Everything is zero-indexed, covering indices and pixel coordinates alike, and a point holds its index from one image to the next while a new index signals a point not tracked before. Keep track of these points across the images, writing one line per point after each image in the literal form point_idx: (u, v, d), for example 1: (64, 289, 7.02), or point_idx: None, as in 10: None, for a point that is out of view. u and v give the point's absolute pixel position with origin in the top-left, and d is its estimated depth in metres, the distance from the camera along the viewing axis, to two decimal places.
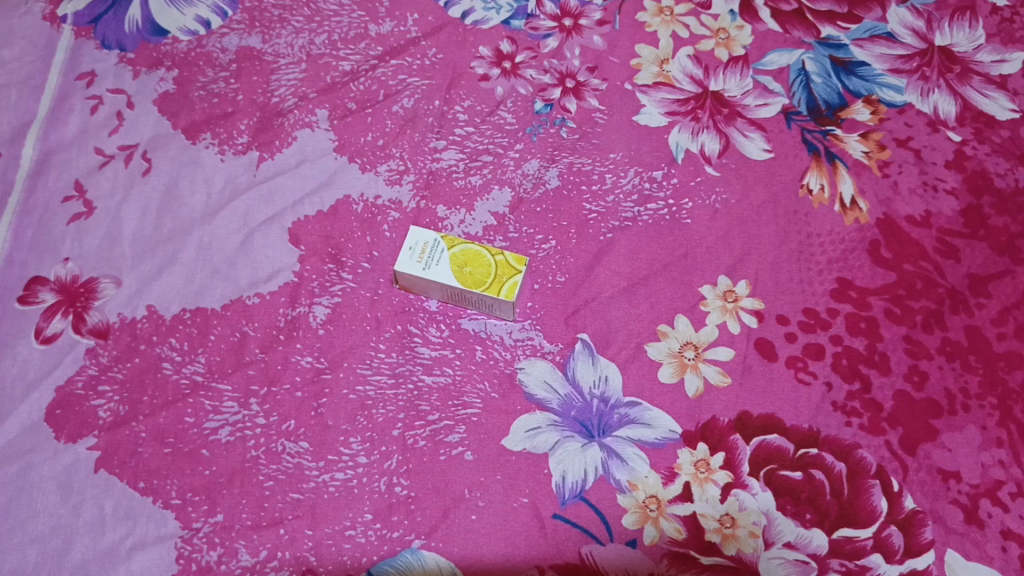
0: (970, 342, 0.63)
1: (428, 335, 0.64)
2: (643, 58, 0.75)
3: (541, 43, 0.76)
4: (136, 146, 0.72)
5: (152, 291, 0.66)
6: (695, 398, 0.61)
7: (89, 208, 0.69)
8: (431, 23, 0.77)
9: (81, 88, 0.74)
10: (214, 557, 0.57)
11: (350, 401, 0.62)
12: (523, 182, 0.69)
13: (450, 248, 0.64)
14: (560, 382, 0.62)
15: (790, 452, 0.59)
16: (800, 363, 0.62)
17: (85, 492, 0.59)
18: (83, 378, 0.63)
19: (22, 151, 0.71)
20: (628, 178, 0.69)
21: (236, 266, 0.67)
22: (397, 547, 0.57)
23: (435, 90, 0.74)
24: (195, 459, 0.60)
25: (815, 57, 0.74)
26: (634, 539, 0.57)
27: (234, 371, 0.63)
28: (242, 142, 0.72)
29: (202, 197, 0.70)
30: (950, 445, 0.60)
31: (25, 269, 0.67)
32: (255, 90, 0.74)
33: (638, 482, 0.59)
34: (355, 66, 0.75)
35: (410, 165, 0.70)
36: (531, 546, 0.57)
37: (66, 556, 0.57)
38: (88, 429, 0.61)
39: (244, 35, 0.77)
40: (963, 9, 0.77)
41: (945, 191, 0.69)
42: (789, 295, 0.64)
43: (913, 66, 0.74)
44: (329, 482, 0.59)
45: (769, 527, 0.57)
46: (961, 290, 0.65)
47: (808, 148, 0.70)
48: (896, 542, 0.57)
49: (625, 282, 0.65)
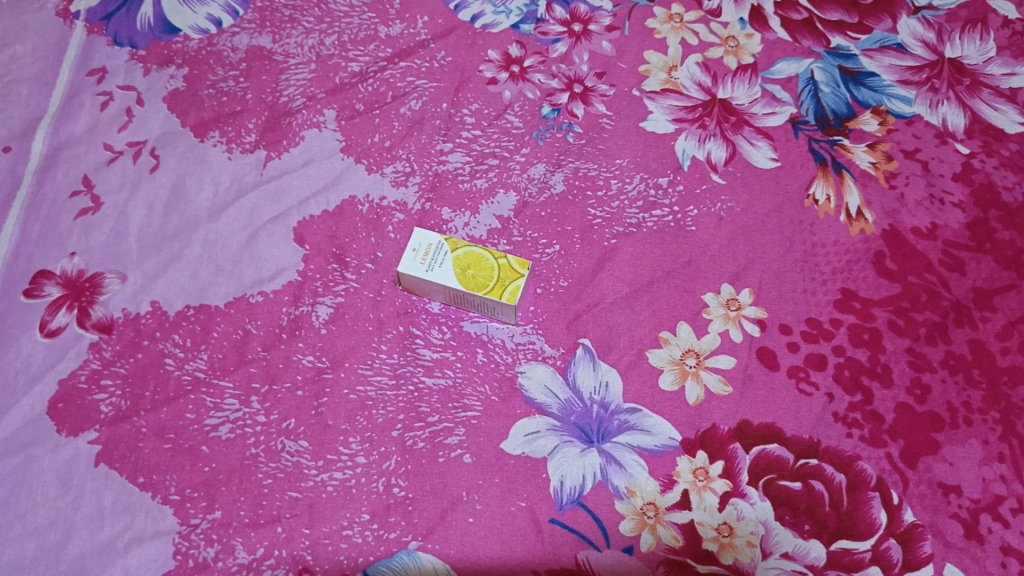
0: (973, 356, 0.62)
1: (429, 337, 0.64)
2: (651, 65, 0.75)
3: (550, 48, 0.76)
4: (145, 143, 0.72)
5: (156, 287, 0.66)
6: (695, 406, 0.61)
7: (96, 204, 0.70)
8: (441, 26, 0.78)
9: (91, 84, 0.75)
10: (212, 554, 0.58)
11: (350, 401, 0.62)
12: (528, 186, 0.69)
13: (453, 250, 0.64)
14: (560, 387, 0.62)
15: (790, 462, 0.59)
16: (802, 373, 0.62)
17: (84, 485, 0.60)
18: (86, 372, 0.63)
19: (32, 146, 0.72)
20: (634, 184, 0.69)
21: (240, 264, 0.67)
22: (393, 548, 0.57)
23: (442, 93, 0.74)
24: (194, 455, 0.60)
25: (825, 67, 0.74)
26: (631, 546, 0.57)
27: (236, 369, 0.63)
28: (250, 141, 0.72)
29: (208, 195, 0.70)
30: (951, 458, 0.59)
31: (32, 263, 0.67)
32: (265, 89, 0.74)
33: (636, 489, 0.59)
34: (364, 67, 0.76)
35: (416, 167, 0.71)
36: (527, 551, 0.57)
37: (64, 549, 0.58)
38: (89, 423, 0.62)
39: (255, 34, 0.77)
40: (974, 22, 0.77)
41: (952, 204, 0.68)
42: (793, 305, 0.64)
43: (923, 77, 0.74)
44: (327, 482, 0.59)
45: (767, 536, 0.57)
46: (966, 303, 0.64)
47: (815, 158, 0.70)
48: (895, 556, 0.57)
49: (628, 288, 0.65)
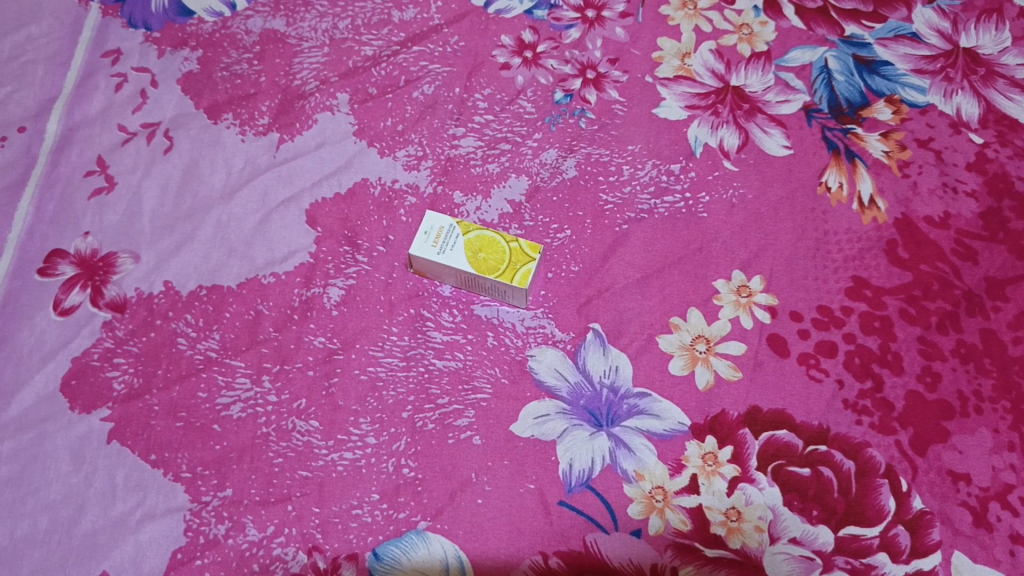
0: (984, 345, 0.62)
1: (440, 320, 0.64)
2: (665, 51, 0.75)
3: (563, 33, 0.76)
4: (159, 124, 0.73)
5: (169, 267, 0.67)
6: (705, 391, 0.61)
7: (110, 184, 0.70)
8: (454, 11, 0.78)
9: (106, 65, 0.75)
10: (222, 531, 0.58)
11: (361, 381, 0.62)
12: (540, 171, 0.69)
13: (464, 234, 0.64)
14: (570, 371, 0.62)
15: (799, 448, 0.59)
16: (812, 360, 0.62)
17: (97, 462, 0.60)
18: (99, 351, 0.64)
19: (47, 126, 0.72)
20: (646, 170, 0.69)
21: (253, 245, 0.67)
22: (403, 528, 0.58)
23: (455, 78, 0.74)
24: (206, 433, 0.61)
25: (838, 56, 0.74)
26: (639, 529, 0.57)
27: (248, 349, 0.63)
28: (263, 123, 0.73)
29: (222, 176, 0.71)
30: (961, 447, 0.59)
31: (46, 242, 0.68)
32: (278, 72, 0.75)
33: (645, 473, 0.59)
34: (377, 51, 0.76)
35: (429, 151, 0.71)
36: (536, 533, 0.58)
37: (77, 524, 0.58)
38: (102, 400, 0.62)
39: (269, 17, 0.77)
40: (989, 11, 0.76)
41: (965, 193, 0.68)
42: (804, 292, 0.64)
43: (937, 67, 0.73)
44: (337, 462, 0.60)
45: (775, 521, 0.57)
46: (978, 292, 0.64)
47: (828, 146, 0.70)
48: (903, 543, 0.57)
49: (639, 274, 0.65)
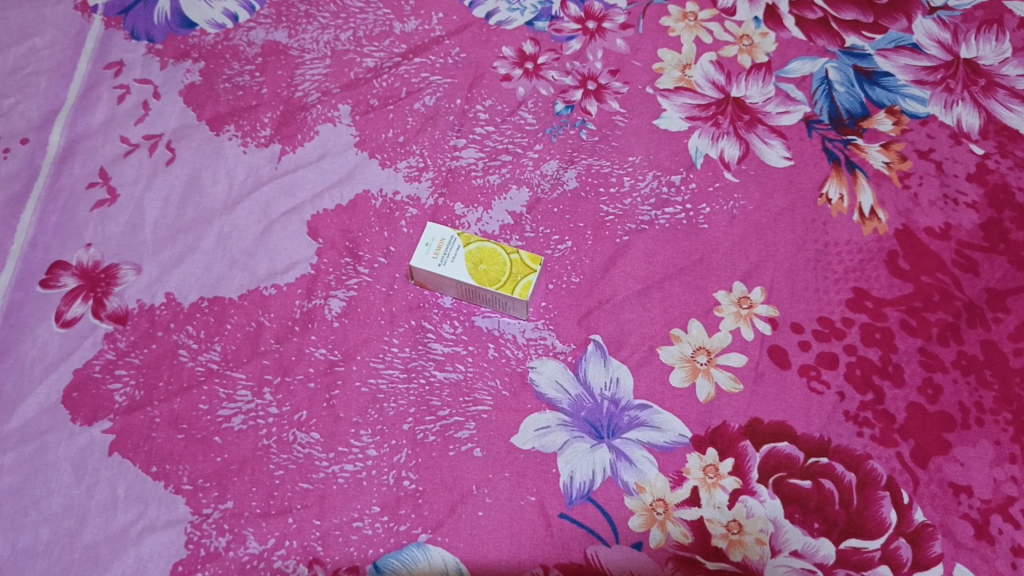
0: (986, 357, 0.62)
1: (441, 332, 0.64)
2: (665, 62, 0.75)
3: (564, 45, 0.76)
4: (161, 136, 0.73)
5: (171, 279, 0.67)
6: (706, 402, 0.61)
7: (113, 195, 0.70)
8: (455, 22, 0.78)
9: (109, 77, 0.76)
10: (223, 543, 0.58)
11: (362, 393, 0.62)
12: (541, 183, 0.70)
13: (466, 245, 0.64)
14: (571, 383, 0.62)
15: (800, 460, 0.59)
16: (813, 372, 0.62)
17: (98, 473, 0.60)
18: (101, 362, 0.64)
19: (49, 137, 0.73)
20: (646, 181, 0.70)
21: (254, 256, 0.68)
22: (403, 540, 0.58)
23: (457, 89, 0.75)
24: (207, 445, 0.61)
25: (839, 67, 0.74)
26: (640, 542, 0.57)
27: (249, 360, 0.63)
28: (265, 135, 0.73)
29: (224, 187, 0.71)
30: (962, 459, 0.59)
31: (48, 253, 0.68)
32: (280, 84, 0.75)
33: (646, 485, 0.59)
34: (378, 63, 0.76)
35: (430, 162, 0.71)
36: (536, 545, 0.58)
37: (78, 537, 0.59)
38: (104, 412, 0.62)
39: (271, 29, 0.78)
40: (990, 22, 0.77)
41: (966, 204, 0.68)
42: (805, 304, 0.64)
43: (937, 78, 0.73)
44: (338, 474, 0.60)
45: (777, 534, 0.57)
46: (979, 304, 0.64)
47: (829, 157, 0.70)
48: (905, 555, 0.57)
49: (640, 285, 0.66)
